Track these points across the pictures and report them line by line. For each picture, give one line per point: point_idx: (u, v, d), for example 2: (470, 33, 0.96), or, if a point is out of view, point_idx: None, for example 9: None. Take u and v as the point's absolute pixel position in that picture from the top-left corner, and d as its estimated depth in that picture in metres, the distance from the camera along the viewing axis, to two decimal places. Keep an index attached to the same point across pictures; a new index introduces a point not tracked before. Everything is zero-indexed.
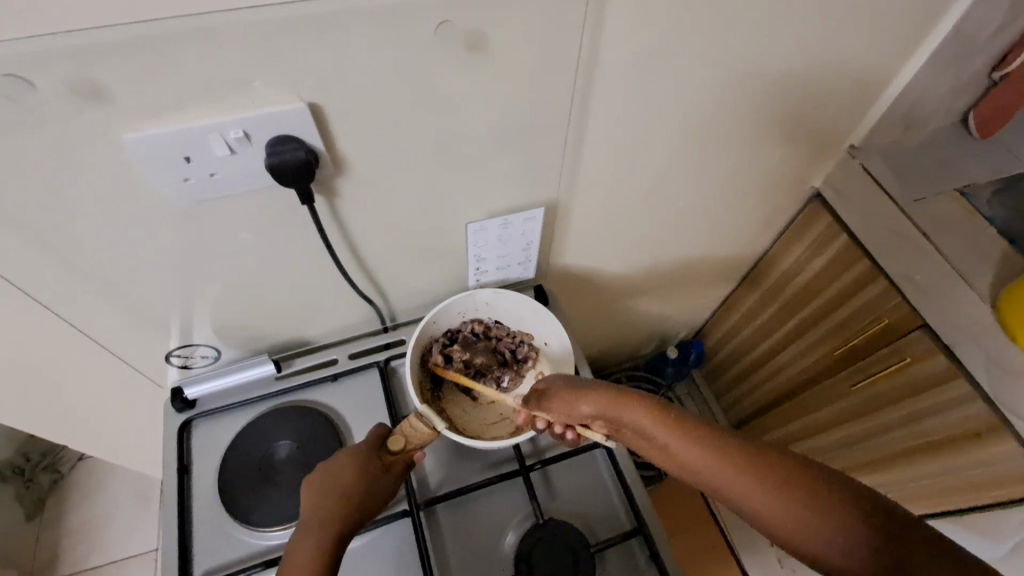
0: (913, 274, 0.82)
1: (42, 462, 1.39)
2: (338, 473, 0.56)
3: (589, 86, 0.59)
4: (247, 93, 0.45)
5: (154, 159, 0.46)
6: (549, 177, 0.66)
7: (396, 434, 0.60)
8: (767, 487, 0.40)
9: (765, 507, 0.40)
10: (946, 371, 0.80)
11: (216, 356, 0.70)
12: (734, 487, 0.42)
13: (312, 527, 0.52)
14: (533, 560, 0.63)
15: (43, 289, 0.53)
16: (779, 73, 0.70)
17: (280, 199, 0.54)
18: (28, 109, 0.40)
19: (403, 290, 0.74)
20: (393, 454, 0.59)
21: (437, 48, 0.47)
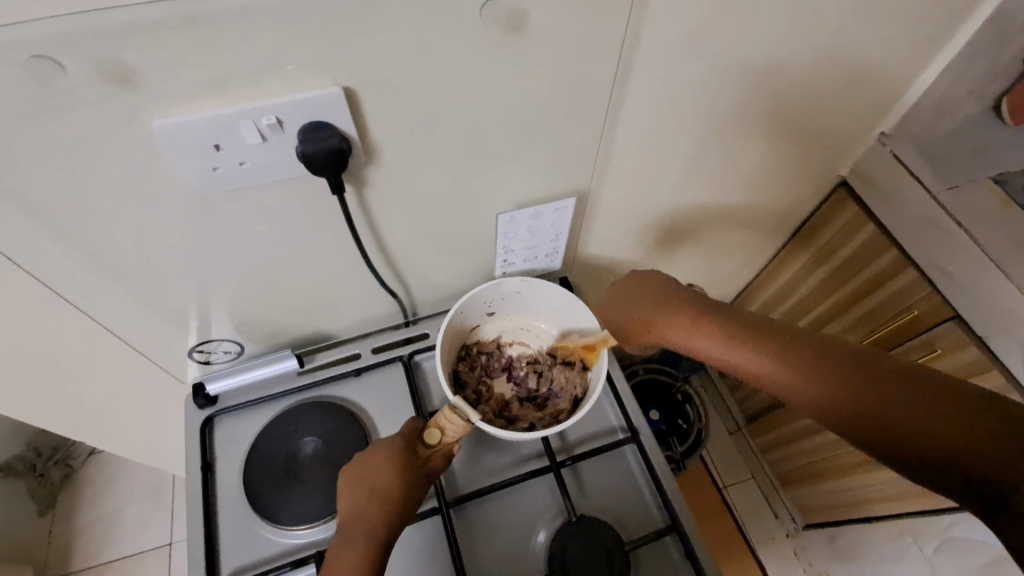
0: (947, 266, 0.79)
1: (54, 456, 1.38)
2: (374, 467, 0.55)
3: (627, 71, 0.56)
4: (280, 77, 0.43)
5: (183, 146, 0.44)
6: (579, 166, 0.64)
7: (431, 427, 0.57)
8: (794, 366, 0.46)
9: (785, 380, 0.46)
10: (979, 363, 0.78)
11: (238, 351, 0.69)
12: (759, 367, 0.48)
13: (360, 532, 0.51)
14: (566, 558, 0.61)
15: (66, 283, 0.52)
16: (823, 51, 0.67)
17: (310, 188, 0.52)
18: (55, 92, 0.38)
19: (427, 283, 0.72)
20: (430, 447, 0.56)
21: (477, 28, 0.45)
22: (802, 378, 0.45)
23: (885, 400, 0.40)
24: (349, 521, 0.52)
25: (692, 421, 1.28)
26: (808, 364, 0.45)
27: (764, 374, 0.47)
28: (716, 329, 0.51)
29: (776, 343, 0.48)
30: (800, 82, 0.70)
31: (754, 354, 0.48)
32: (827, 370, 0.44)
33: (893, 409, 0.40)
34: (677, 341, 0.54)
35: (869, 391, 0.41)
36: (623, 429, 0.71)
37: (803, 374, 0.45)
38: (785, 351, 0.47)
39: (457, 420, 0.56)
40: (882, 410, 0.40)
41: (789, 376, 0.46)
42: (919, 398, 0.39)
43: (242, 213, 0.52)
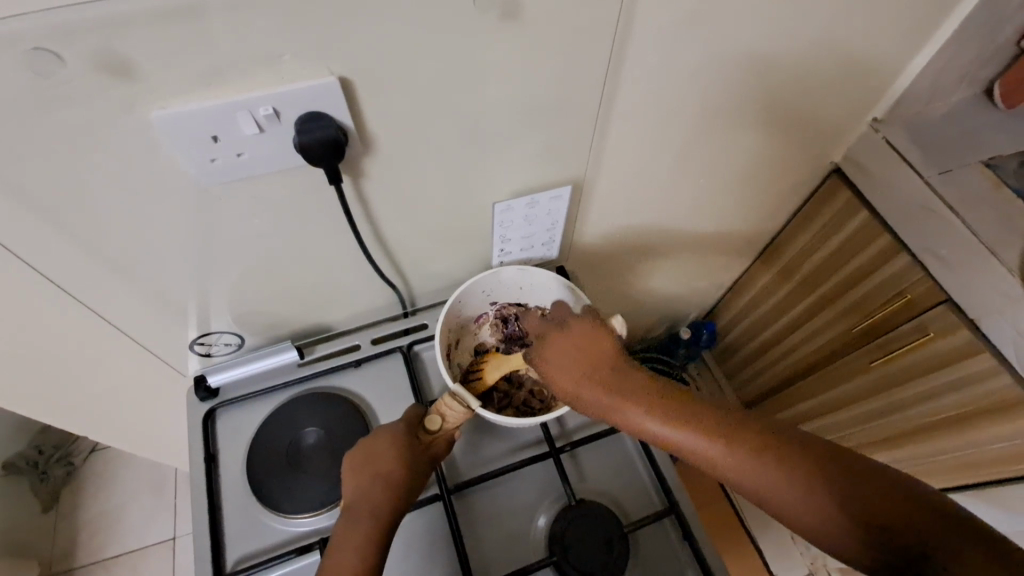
0: (939, 250, 0.80)
1: (55, 453, 1.39)
2: (378, 453, 0.55)
3: (621, 58, 0.57)
4: (276, 66, 0.43)
5: (180, 137, 0.44)
6: (574, 154, 0.65)
7: (432, 414, 0.58)
8: (755, 463, 0.46)
9: (743, 473, 0.47)
10: (970, 345, 0.80)
11: (239, 343, 0.70)
12: (712, 457, 0.48)
13: (364, 514, 0.52)
14: (566, 541, 0.62)
15: (69, 277, 0.52)
16: (816, 35, 0.67)
17: (307, 178, 0.52)
18: (53, 85, 0.38)
19: (425, 273, 0.72)
20: (431, 434, 0.57)
21: (472, 18, 0.45)
22: (784, 484, 0.45)
23: (887, 512, 0.41)
24: (352, 507, 0.53)
25: None
26: (788, 466, 0.46)
27: (735, 471, 0.47)
28: (670, 413, 0.51)
29: (744, 435, 0.48)
30: (793, 69, 0.71)
31: (723, 450, 0.48)
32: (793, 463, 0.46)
33: (905, 523, 0.41)
34: (637, 422, 0.53)
35: (833, 488, 0.44)
36: None
37: (807, 486, 0.44)
38: (742, 439, 0.48)
39: (458, 407, 0.57)
40: (892, 525, 0.41)
41: (764, 477, 0.46)
42: (918, 513, 0.41)
43: (241, 205, 0.52)
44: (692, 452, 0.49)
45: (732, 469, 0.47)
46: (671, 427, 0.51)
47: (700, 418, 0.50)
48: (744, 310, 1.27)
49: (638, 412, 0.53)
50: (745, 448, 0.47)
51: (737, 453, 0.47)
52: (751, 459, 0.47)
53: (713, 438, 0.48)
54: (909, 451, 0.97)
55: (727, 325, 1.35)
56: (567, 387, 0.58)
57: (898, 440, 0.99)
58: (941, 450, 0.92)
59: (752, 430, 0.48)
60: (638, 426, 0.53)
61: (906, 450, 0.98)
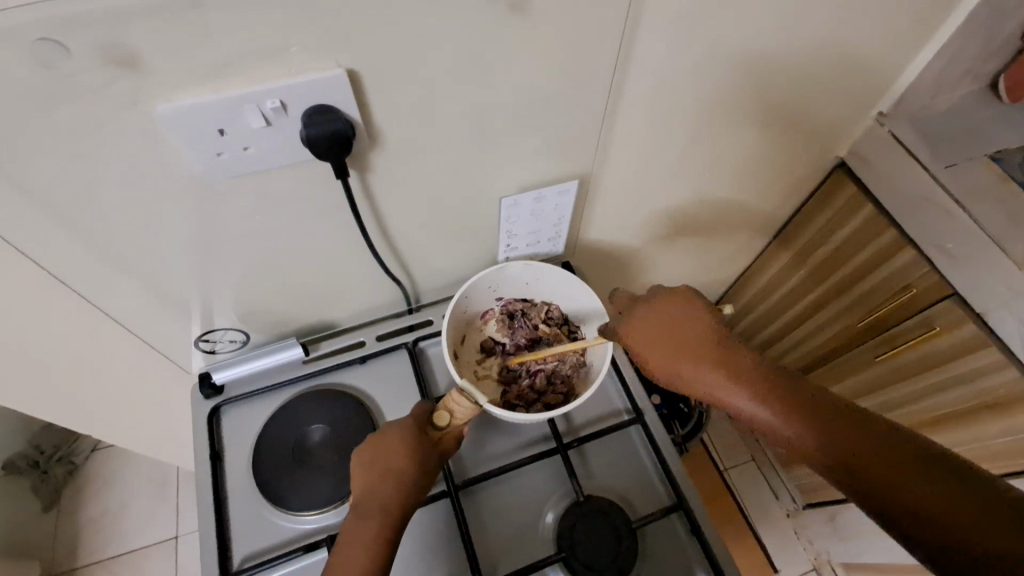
0: (947, 244, 0.80)
1: (56, 453, 1.38)
2: (387, 450, 0.55)
3: (629, 51, 0.56)
4: (284, 58, 0.42)
5: (187, 131, 0.43)
6: (581, 149, 0.64)
7: (441, 409, 0.57)
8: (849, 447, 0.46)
9: (835, 455, 0.46)
10: (977, 339, 0.80)
11: (244, 340, 0.69)
12: (805, 435, 0.48)
13: (373, 512, 0.52)
14: (574, 536, 0.62)
15: (73, 273, 0.52)
16: (824, 26, 0.66)
17: (314, 173, 0.52)
18: (58, 77, 0.38)
19: (431, 269, 0.72)
20: (439, 429, 0.57)
21: (481, 9, 0.45)
22: (872, 471, 0.44)
23: (972, 514, 0.41)
24: (362, 506, 0.52)
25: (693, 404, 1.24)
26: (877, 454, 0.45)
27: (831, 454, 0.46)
28: (760, 389, 0.51)
29: (837, 420, 0.47)
30: (802, 61, 0.70)
31: (793, 421, 0.48)
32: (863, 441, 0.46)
33: (990, 524, 0.40)
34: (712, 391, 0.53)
35: (917, 483, 0.43)
36: (627, 411, 0.72)
37: (894, 477, 0.44)
38: (820, 415, 0.48)
39: (465, 403, 0.57)
40: (975, 526, 0.40)
41: (854, 460, 0.45)
42: (1003, 518, 0.40)
43: (247, 199, 0.52)
44: (785, 429, 0.49)
45: (825, 449, 0.47)
46: (747, 396, 0.51)
47: (792, 397, 0.50)
48: (748, 305, 1.27)
49: (726, 384, 0.52)
50: (839, 434, 0.47)
51: (809, 426, 0.48)
52: (845, 446, 0.46)
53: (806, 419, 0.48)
54: None
55: (730, 320, 1.35)
56: (648, 356, 0.57)
57: None
58: (947, 444, 0.92)
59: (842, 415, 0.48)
60: (726, 399, 0.52)
61: None
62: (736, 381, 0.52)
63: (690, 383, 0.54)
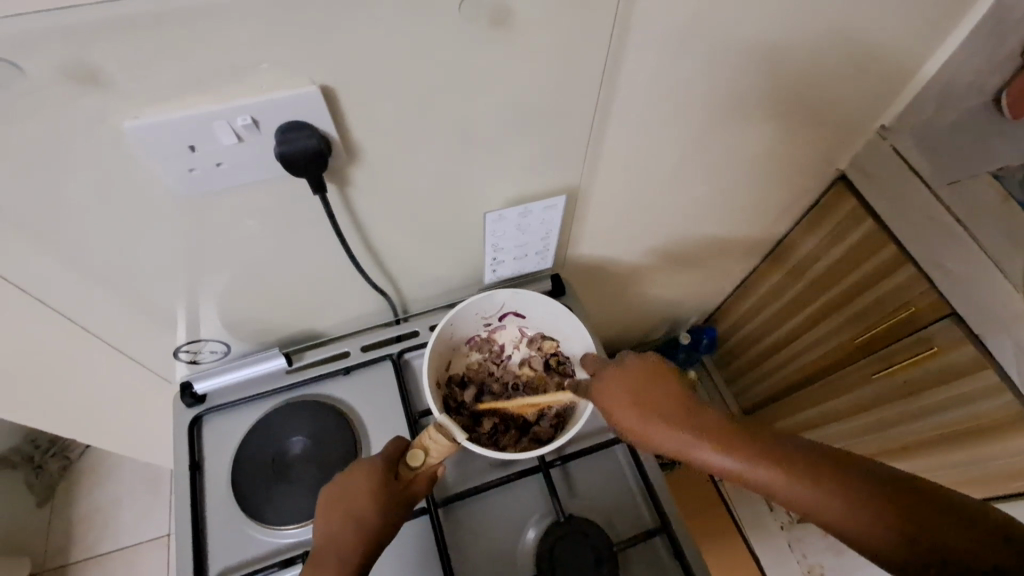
0: (945, 262, 0.78)
1: (51, 448, 1.39)
2: (353, 491, 0.54)
3: (616, 65, 0.55)
4: (254, 75, 0.41)
5: (156, 148, 0.43)
6: (569, 163, 0.63)
7: (415, 447, 0.55)
8: (821, 490, 0.45)
9: (811, 502, 0.45)
10: (975, 360, 0.78)
11: (225, 350, 0.68)
12: (778, 487, 0.46)
13: (331, 560, 0.51)
14: (554, 558, 0.61)
15: (46, 286, 0.51)
16: (820, 41, 0.65)
17: (291, 188, 0.51)
18: (19, 95, 0.37)
19: (416, 280, 0.71)
20: (413, 468, 0.55)
21: (458, 24, 0.43)
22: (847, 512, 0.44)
23: (948, 540, 0.40)
24: (326, 548, 0.52)
25: None
26: (846, 491, 0.44)
27: (807, 503, 0.45)
28: (724, 444, 0.49)
29: (804, 463, 0.46)
30: (798, 76, 0.68)
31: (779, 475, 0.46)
32: (851, 487, 0.44)
33: (963, 546, 0.40)
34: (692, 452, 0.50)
35: (895, 516, 0.42)
36: None
37: (869, 512, 0.43)
38: (805, 467, 0.46)
39: (442, 439, 0.55)
40: (951, 552, 0.40)
41: (831, 504, 0.44)
42: (976, 538, 0.40)
43: (223, 213, 0.51)
44: (758, 485, 0.47)
45: (800, 499, 0.45)
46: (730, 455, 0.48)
47: (757, 446, 0.48)
48: (745, 316, 1.25)
49: (691, 442, 0.50)
50: (806, 478, 0.45)
51: (804, 482, 0.45)
52: (815, 488, 0.45)
53: (773, 467, 0.46)
54: (909, 464, 0.96)
55: (727, 330, 1.33)
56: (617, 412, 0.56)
57: (897, 452, 0.98)
58: (941, 465, 0.90)
59: (810, 454, 0.47)
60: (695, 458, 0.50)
61: (905, 463, 0.97)
62: (712, 443, 0.49)
63: (672, 449, 0.52)
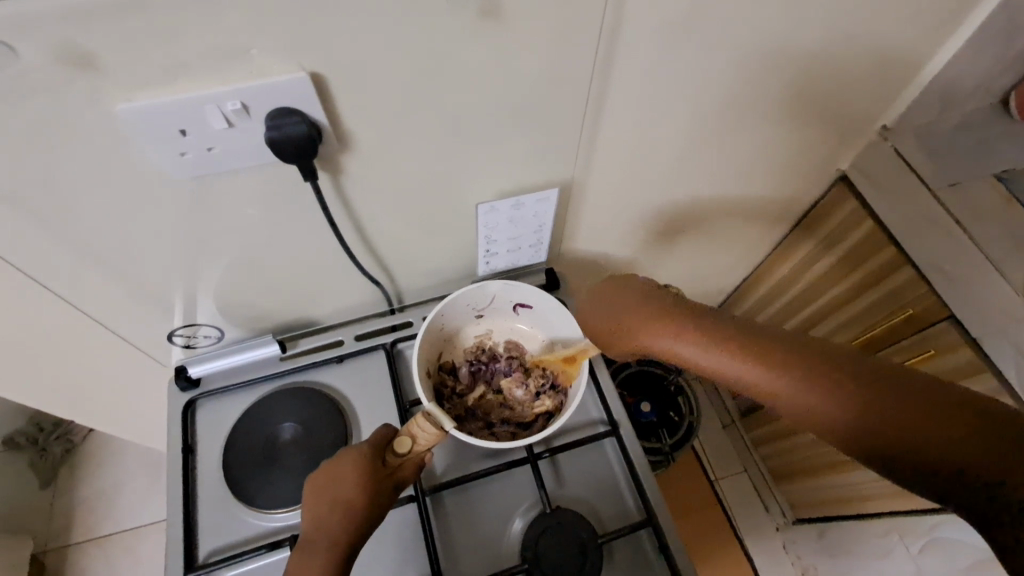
0: (944, 265, 0.75)
1: (55, 431, 1.41)
2: (339, 477, 0.54)
3: (609, 57, 0.55)
4: (244, 61, 0.42)
5: (148, 131, 0.43)
6: (563, 155, 0.63)
7: (402, 434, 0.56)
8: (786, 376, 0.43)
9: (776, 388, 0.43)
10: (973, 365, 0.75)
11: (220, 335, 0.69)
12: (741, 372, 0.45)
13: (319, 546, 0.51)
14: (539, 549, 0.62)
15: (42, 267, 0.52)
16: (818, 37, 0.64)
17: (283, 175, 0.51)
18: (11, 75, 0.38)
19: (409, 271, 0.71)
20: (400, 455, 0.55)
21: (446, 13, 0.44)
22: (810, 395, 0.41)
23: (920, 426, 0.36)
24: (315, 533, 0.52)
25: (683, 413, 1.22)
26: (816, 375, 0.41)
27: (768, 388, 0.44)
28: (692, 333, 0.49)
29: (775, 348, 0.45)
30: (796, 73, 0.68)
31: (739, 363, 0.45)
32: (820, 372, 0.41)
33: (939, 437, 0.35)
34: (661, 344, 0.51)
35: (866, 399, 0.39)
36: (603, 422, 0.71)
37: (835, 395, 0.40)
38: (778, 355, 0.44)
39: (430, 428, 0.55)
40: (921, 437, 0.36)
41: (792, 387, 0.42)
42: (961, 428, 0.35)
43: (214, 198, 0.51)
44: (725, 372, 0.46)
45: (764, 383, 0.44)
46: (692, 345, 0.48)
47: (730, 334, 0.47)
48: (745, 316, 1.25)
49: (656, 331, 0.51)
50: (773, 362, 0.44)
51: (770, 366, 0.44)
52: (779, 372, 0.43)
53: (741, 355, 0.46)
54: None
55: None
56: (591, 321, 0.58)
57: None
58: None
59: (787, 343, 0.45)
60: (662, 349, 0.51)
61: None
62: (675, 331, 0.50)
63: (630, 343, 0.53)
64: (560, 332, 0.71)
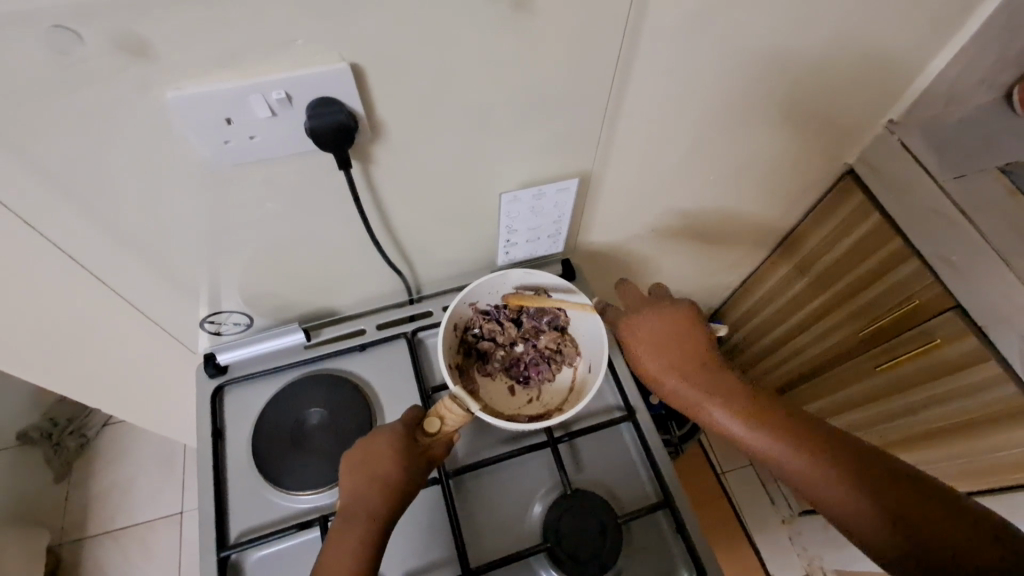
0: (950, 256, 0.79)
1: (69, 426, 1.43)
2: (376, 454, 0.56)
3: (632, 51, 0.56)
4: (289, 51, 0.44)
5: (195, 118, 0.45)
6: (583, 147, 0.65)
7: (431, 415, 0.58)
8: (822, 464, 0.52)
9: (817, 476, 0.52)
10: (977, 353, 0.79)
11: (248, 323, 0.71)
12: (781, 451, 0.54)
13: (359, 518, 0.53)
14: (560, 529, 0.63)
15: (84, 251, 0.54)
16: (832, 33, 0.66)
17: (318, 163, 0.53)
18: (73, 63, 0.40)
19: (431, 261, 0.73)
20: (429, 436, 0.58)
21: (481, 7, 0.45)
22: (833, 483, 0.51)
23: (912, 513, 0.48)
24: (349, 510, 0.53)
25: None
26: (839, 465, 0.51)
27: (803, 471, 0.52)
28: (736, 400, 0.58)
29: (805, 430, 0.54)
30: (810, 68, 0.70)
31: (788, 438, 0.54)
32: (850, 467, 0.51)
33: (923, 524, 0.47)
34: (713, 409, 0.58)
35: (893, 501, 0.49)
36: (620, 408, 0.73)
37: (848, 479, 0.51)
38: (812, 443, 0.53)
39: (457, 409, 0.58)
40: (922, 526, 0.47)
41: (830, 478, 0.51)
42: (924, 503, 0.48)
43: (251, 186, 0.53)
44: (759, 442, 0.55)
45: (794, 463, 0.53)
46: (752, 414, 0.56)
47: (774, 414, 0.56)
48: (752, 310, 1.27)
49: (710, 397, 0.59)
50: (796, 440, 0.54)
51: (796, 444, 0.53)
52: (807, 453, 0.53)
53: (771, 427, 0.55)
54: (911, 457, 0.97)
55: (733, 325, 1.35)
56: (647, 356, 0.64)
57: (899, 445, 0.99)
58: (944, 457, 0.91)
59: (822, 436, 0.54)
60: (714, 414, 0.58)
61: (909, 456, 0.98)
62: (722, 398, 0.58)
63: (681, 399, 0.61)
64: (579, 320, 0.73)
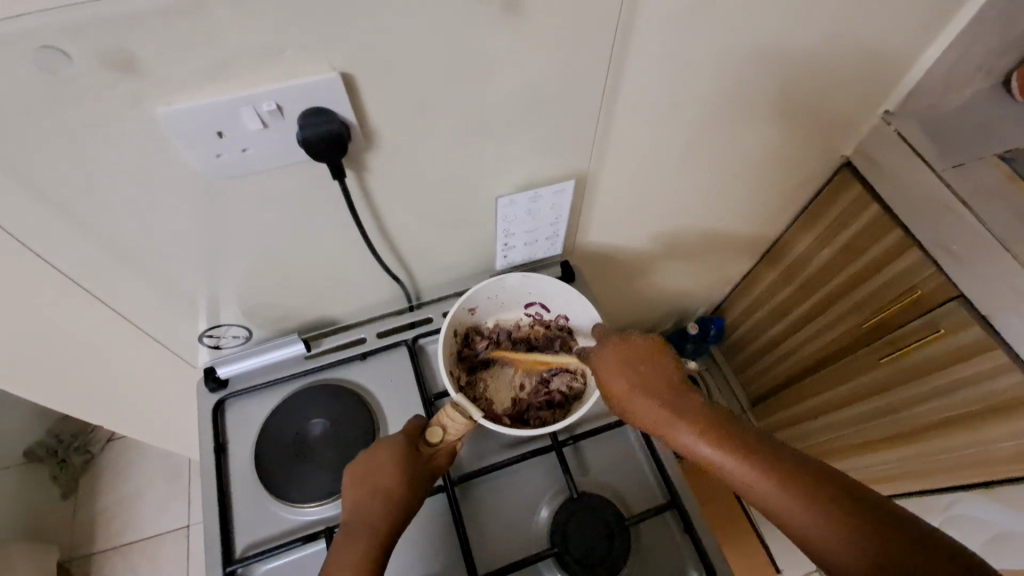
0: (951, 244, 0.78)
1: (74, 442, 1.42)
2: (379, 465, 0.56)
3: (624, 51, 0.56)
4: (279, 62, 0.44)
5: (188, 133, 0.45)
6: (578, 148, 0.65)
7: (432, 425, 0.59)
8: (797, 499, 0.45)
9: (793, 512, 0.45)
10: (982, 342, 0.78)
11: (247, 335, 0.71)
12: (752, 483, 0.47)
13: (362, 531, 0.52)
14: (567, 534, 0.63)
15: (80, 269, 0.54)
16: (825, 26, 0.65)
17: (312, 173, 0.53)
18: (62, 82, 0.39)
19: (430, 267, 0.73)
20: (432, 445, 0.58)
21: (470, 12, 0.45)
22: (811, 518, 0.44)
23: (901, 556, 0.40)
24: (352, 522, 0.53)
25: None
26: (817, 500, 0.44)
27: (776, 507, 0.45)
28: (701, 423, 0.51)
29: (774, 457, 0.47)
30: (803, 62, 0.69)
31: (755, 467, 0.47)
32: (830, 502, 0.44)
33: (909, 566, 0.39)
34: (677, 432, 0.52)
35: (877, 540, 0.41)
36: None
37: (834, 518, 0.43)
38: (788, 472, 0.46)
39: (459, 418, 0.59)
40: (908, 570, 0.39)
41: (806, 511, 0.44)
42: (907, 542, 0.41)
43: (246, 199, 0.53)
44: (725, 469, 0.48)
45: (765, 495, 0.46)
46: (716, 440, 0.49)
47: (740, 439, 0.49)
48: (753, 305, 1.26)
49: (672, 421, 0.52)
50: (766, 470, 0.46)
51: (767, 475, 0.46)
52: (777, 486, 0.46)
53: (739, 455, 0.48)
54: (918, 449, 0.96)
55: (735, 321, 1.34)
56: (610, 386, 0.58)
57: (905, 437, 0.98)
58: (950, 448, 0.90)
59: (797, 464, 0.46)
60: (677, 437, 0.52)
61: (915, 449, 0.97)
62: (683, 420, 0.52)
63: (648, 423, 0.55)
64: (579, 320, 0.73)
